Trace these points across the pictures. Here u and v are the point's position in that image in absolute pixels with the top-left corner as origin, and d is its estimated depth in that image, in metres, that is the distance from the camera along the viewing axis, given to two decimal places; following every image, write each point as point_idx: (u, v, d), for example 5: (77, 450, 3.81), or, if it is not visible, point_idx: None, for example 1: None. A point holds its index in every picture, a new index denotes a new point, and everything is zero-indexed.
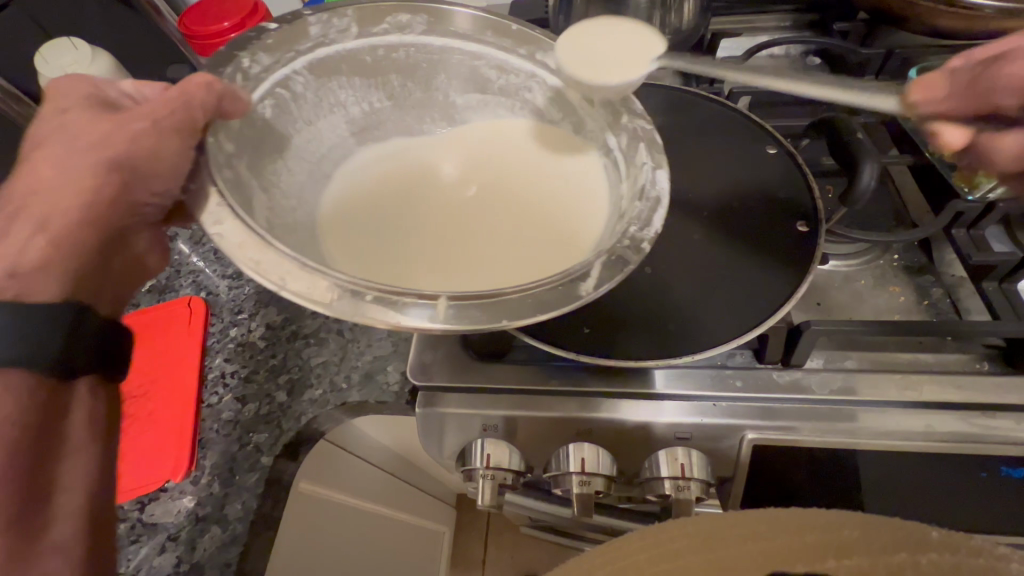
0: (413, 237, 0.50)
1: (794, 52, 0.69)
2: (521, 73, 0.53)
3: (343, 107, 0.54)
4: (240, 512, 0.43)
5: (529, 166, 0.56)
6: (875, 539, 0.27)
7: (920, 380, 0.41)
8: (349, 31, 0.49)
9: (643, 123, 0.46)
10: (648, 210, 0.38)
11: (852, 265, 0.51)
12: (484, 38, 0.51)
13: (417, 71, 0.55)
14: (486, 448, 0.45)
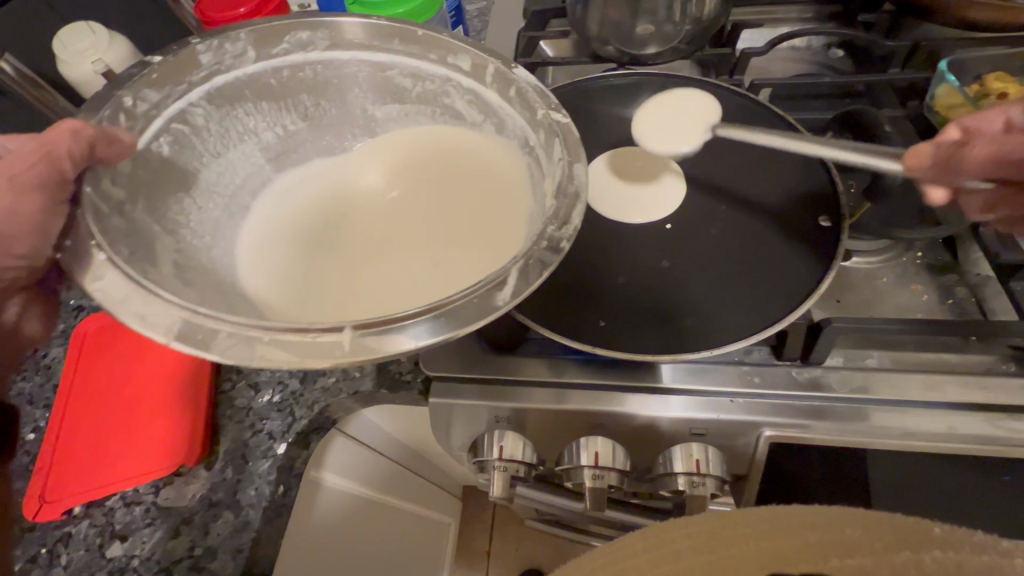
0: (350, 260, 0.51)
1: (816, 45, 0.67)
2: (436, 78, 0.51)
3: (255, 135, 0.55)
4: (253, 499, 0.43)
5: (457, 172, 0.56)
6: (880, 536, 0.23)
7: (942, 380, 0.41)
8: (245, 56, 0.48)
9: (558, 117, 0.42)
10: (566, 207, 0.35)
11: (873, 262, 0.50)
12: (391, 47, 0.49)
13: (328, 87, 0.54)
14: (500, 440, 0.45)
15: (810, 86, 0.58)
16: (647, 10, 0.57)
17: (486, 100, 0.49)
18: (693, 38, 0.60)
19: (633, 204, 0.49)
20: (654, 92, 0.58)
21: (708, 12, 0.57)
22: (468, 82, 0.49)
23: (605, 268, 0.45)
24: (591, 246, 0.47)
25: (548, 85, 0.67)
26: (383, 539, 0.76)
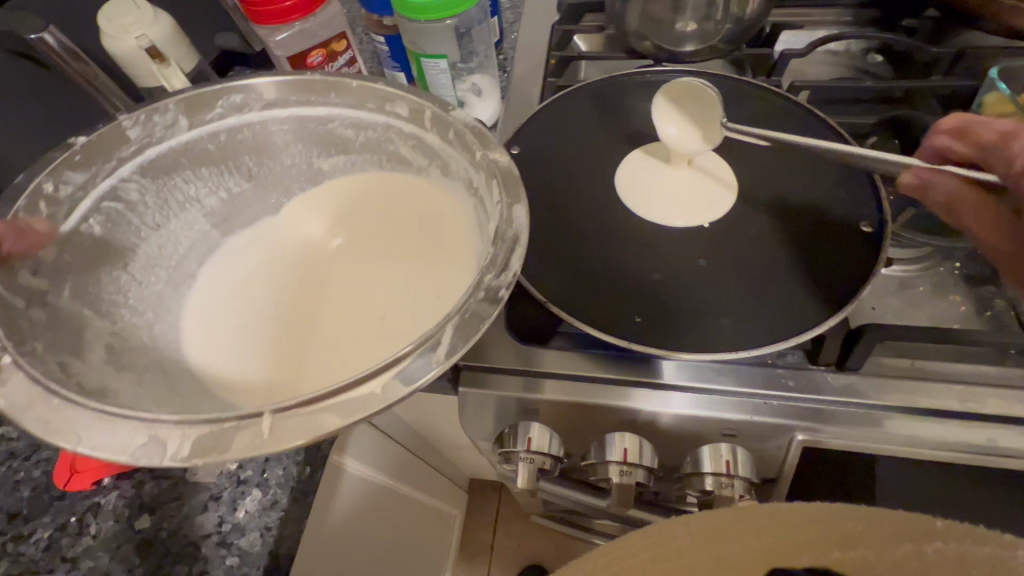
0: (291, 318, 0.50)
1: (854, 49, 0.66)
2: (376, 126, 0.50)
3: (197, 203, 0.55)
4: (281, 477, 0.43)
5: (402, 215, 0.55)
6: (872, 532, 0.34)
7: (982, 393, 0.40)
8: (177, 124, 0.48)
9: (496, 156, 0.42)
10: (505, 254, 0.35)
11: (910, 271, 0.49)
12: (328, 99, 0.49)
13: (266, 147, 0.54)
14: (529, 431, 0.45)
15: (849, 91, 0.57)
16: (688, 7, 0.56)
17: (429, 143, 0.49)
18: (732, 38, 0.59)
19: (677, 211, 0.48)
20: None
21: (750, 11, 0.57)
22: (409, 128, 0.49)
23: (640, 265, 0.45)
24: (625, 242, 0.46)
25: (581, 79, 0.67)
26: (394, 527, 0.76)
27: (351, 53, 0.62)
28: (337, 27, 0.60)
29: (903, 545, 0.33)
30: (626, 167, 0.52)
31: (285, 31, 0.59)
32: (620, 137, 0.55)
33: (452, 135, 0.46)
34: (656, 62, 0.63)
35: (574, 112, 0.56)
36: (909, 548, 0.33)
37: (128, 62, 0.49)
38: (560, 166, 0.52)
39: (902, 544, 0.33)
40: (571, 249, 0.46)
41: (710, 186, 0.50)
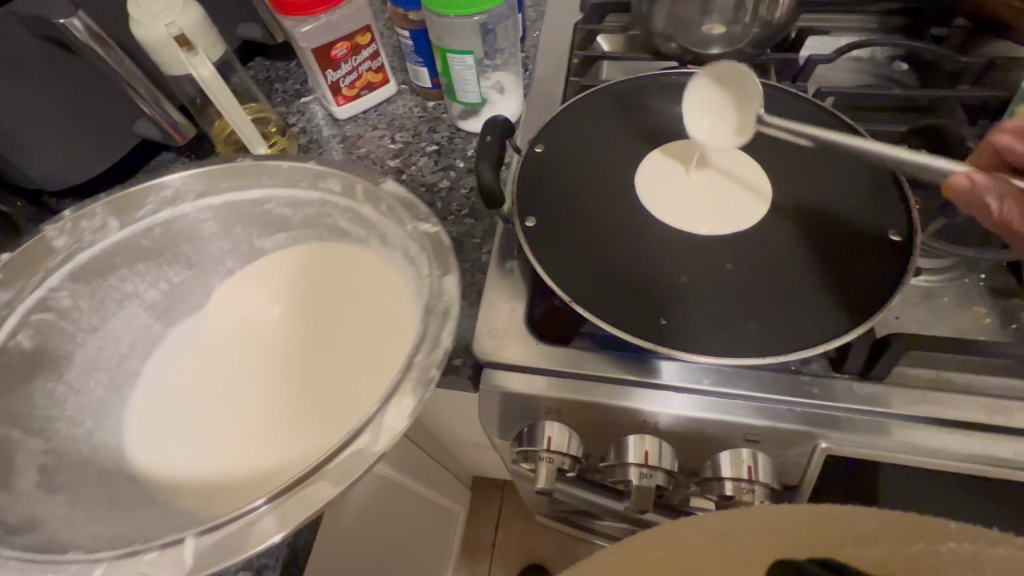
0: (244, 405, 0.50)
1: (880, 55, 0.66)
2: (312, 203, 0.53)
3: (138, 296, 0.55)
4: None
5: (336, 285, 0.55)
6: (894, 530, 0.36)
7: (1009, 406, 0.39)
8: (106, 227, 0.51)
9: (428, 228, 0.45)
10: (435, 328, 0.39)
11: (935, 281, 0.49)
12: (263, 182, 0.52)
13: (197, 235, 0.56)
14: (549, 430, 0.45)
15: (875, 98, 0.57)
16: (716, 10, 0.56)
17: (364, 215, 0.51)
18: (758, 41, 0.59)
19: (700, 216, 0.48)
20: None
21: (778, 16, 0.56)
22: (343, 202, 0.51)
23: (664, 268, 0.45)
24: (650, 245, 0.46)
25: (604, 79, 0.67)
26: (401, 522, 0.76)
27: (374, 47, 0.63)
28: (363, 21, 0.60)
29: (917, 543, 0.36)
30: (651, 167, 0.52)
31: (309, 24, 0.58)
32: (644, 137, 0.54)
33: (383, 203, 0.48)
34: (680, 65, 0.63)
35: (599, 112, 0.56)
36: (920, 546, 0.36)
37: (155, 49, 0.49)
38: (584, 166, 0.52)
39: (916, 542, 0.36)
40: (594, 249, 0.46)
41: (734, 192, 0.49)
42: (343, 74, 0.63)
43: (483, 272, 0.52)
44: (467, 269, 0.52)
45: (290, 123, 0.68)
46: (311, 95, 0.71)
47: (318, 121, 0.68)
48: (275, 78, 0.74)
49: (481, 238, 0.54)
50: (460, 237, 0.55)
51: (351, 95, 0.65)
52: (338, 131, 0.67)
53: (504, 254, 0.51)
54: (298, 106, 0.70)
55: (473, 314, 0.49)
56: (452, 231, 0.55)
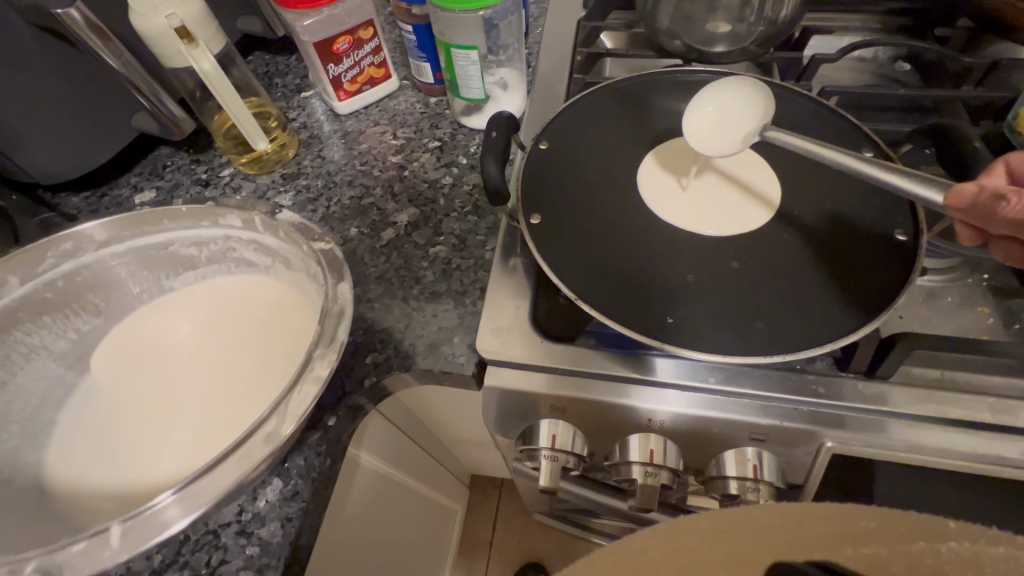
0: (166, 427, 0.48)
1: (882, 56, 0.66)
2: (217, 238, 0.53)
3: (45, 348, 0.51)
4: (302, 469, 0.42)
5: (218, 308, 0.55)
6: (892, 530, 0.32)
7: (1014, 405, 0.39)
8: (9, 282, 0.48)
9: (321, 246, 0.46)
10: (330, 327, 0.40)
11: (938, 281, 0.49)
12: (164, 226, 0.52)
13: (105, 283, 0.53)
14: (552, 429, 0.45)
15: (879, 98, 0.57)
16: (720, 9, 0.56)
17: (267, 245, 0.51)
18: (763, 40, 0.59)
19: (707, 213, 0.47)
20: None
21: (783, 15, 0.56)
22: (246, 234, 0.51)
23: (671, 266, 0.44)
24: (655, 243, 0.46)
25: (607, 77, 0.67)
26: (400, 519, 0.76)
27: (377, 40, 0.62)
28: (367, 15, 0.59)
29: (916, 542, 0.32)
30: (656, 164, 0.52)
31: (312, 17, 0.57)
32: (649, 135, 0.54)
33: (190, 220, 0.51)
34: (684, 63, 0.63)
35: (603, 110, 0.55)
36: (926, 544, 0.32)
37: (154, 40, 0.48)
38: (589, 163, 0.52)
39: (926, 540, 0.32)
40: (599, 248, 0.46)
41: (741, 192, 0.49)
42: (345, 69, 0.62)
43: (487, 270, 0.51)
44: (470, 267, 0.52)
45: (290, 118, 0.67)
46: (312, 90, 0.70)
47: (318, 116, 0.67)
48: (275, 73, 0.73)
49: (484, 235, 0.54)
50: (463, 235, 0.54)
51: (352, 90, 0.65)
52: (339, 127, 0.66)
53: (508, 252, 0.51)
54: (299, 101, 0.69)
55: (477, 312, 0.49)
56: (455, 228, 0.55)
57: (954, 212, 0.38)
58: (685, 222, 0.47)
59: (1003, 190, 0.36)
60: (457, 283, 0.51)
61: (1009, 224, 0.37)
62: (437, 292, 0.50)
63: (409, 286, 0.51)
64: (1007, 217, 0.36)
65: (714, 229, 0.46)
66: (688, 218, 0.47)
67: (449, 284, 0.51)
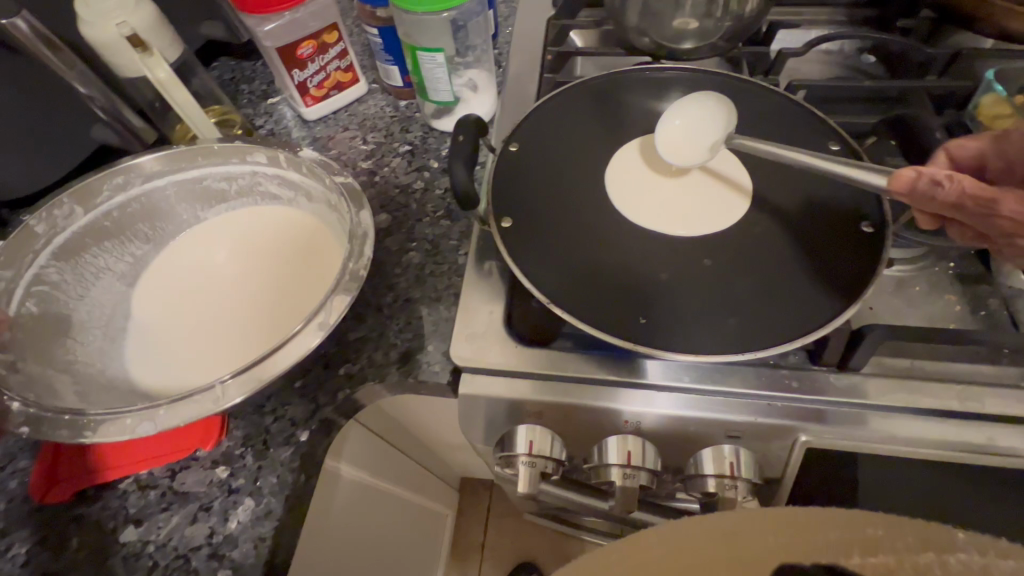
0: (216, 331, 0.52)
1: (848, 48, 0.66)
2: (244, 174, 0.57)
3: (107, 269, 0.57)
4: (275, 486, 0.41)
5: (256, 233, 0.59)
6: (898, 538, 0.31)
7: (983, 392, 0.40)
8: (75, 214, 0.52)
9: (341, 180, 0.50)
10: (359, 246, 0.44)
11: (907, 271, 0.49)
12: (196, 164, 0.56)
13: (157, 212, 0.58)
14: (528, 435, 0.45)
15: (846, 90, 0.57)
16: None
17: (289, 179, 0.55)
18: (731, 36, 0.59)
19: (684, 212, 0.47)
20: (689, 87, 0.57)
21: (749, 9, 0.56)
22: (272, 170, 0.55)
23: (643, 265, 0.44)
24: (627, 242, 0.46)
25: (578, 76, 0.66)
26: (386, 527, 0.75)
27: (343, 45, 0.61)
28: (330, 19, 0.58)
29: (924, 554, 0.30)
30: (627, 162, 0.51)
31: (275, 21, 0.56)
32: (620, 133, 0.54)
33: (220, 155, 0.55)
34: (654, 60, 0.63)
35: (573, 109, 0.55)
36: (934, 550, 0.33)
37: (107, 50, 0.46)
38: (559, 164, 0.51)
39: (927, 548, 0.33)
40: (571, 249, 0.45)
41: (717, 188, 0.49)
42: (311, 74, 0.61)
43: (460, 274, 0.51)
44: (443, 273, 0.51)
45: (257, 125, 0.66)
46: (279, 96, 0.68)
47: (286, 122, 0.66)
48: (241, 78, 0.71)
49: (457, 240, 0.53)
50: (435, 240, 0.53)
51: (319, 96, 0.63)
52: (308, 133, 0.65)
53: (481, 255, 0.50)
54: (266, 108, 0.68)
55: (451, 317, 0.48)
56: (427, 233, 0.54)
57: (900, 197, 0.37)
58: (658, 223, 0.47)
59: (940, 174, 0.36)
60: (430, 289, 0.50)
61: (950, 209, 0.36)
62: (410, 299, 0.50)
63: (381, 293, 0.50)
64: (948, 201, 0.35)
65: (690, 229, 0.46)
66: (664, 220, 0.47)
67: (422, 290, 0.50)
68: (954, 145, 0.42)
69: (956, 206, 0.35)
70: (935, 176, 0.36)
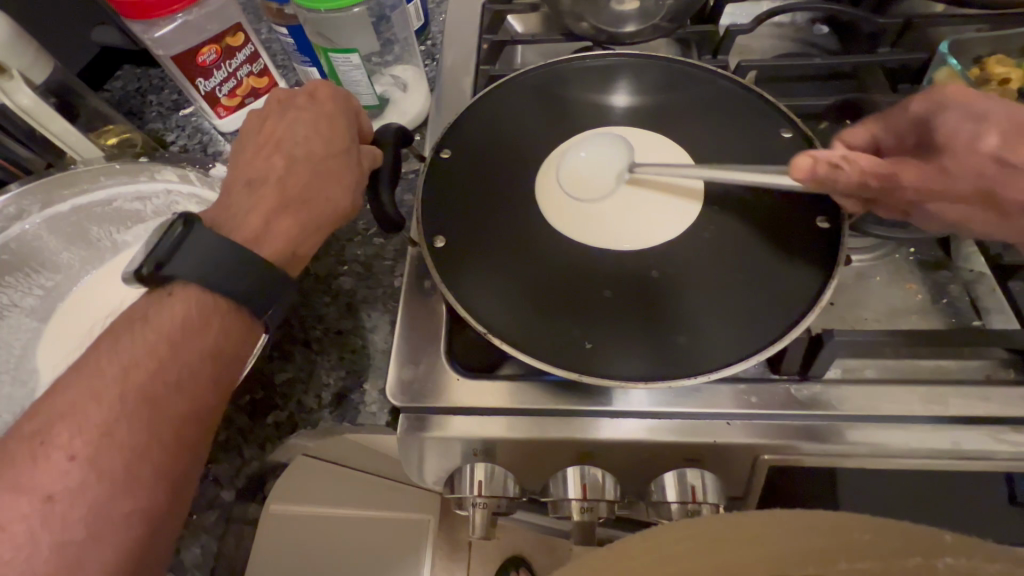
0: None
1: (800, 20, 0.63)
2: (157, 194, 0.49)
3: (14, 306, 0.47)
4: (199, 557, 0.39)
5: None
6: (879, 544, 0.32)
7: (946, 392, 0.38)
8: None
9: None
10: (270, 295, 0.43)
11: (866, 261, 0.47)
12: (101, 184, 0.49)
13: (49, 244, 0.48)
14: (477, 474, 0.42)
15: (795, 68, 0.54)
16: None
17: (208, 197, 0.48)
18: (675, 15, 0.55)
19: (625, 223, 0.43)
20: (631, 74, 0.52)
21: None
22: (186, 188, 0.48)
23: (589, 280, 0.41)
24: (575, 255, 0.42)
25: (518, 66, 0.61)
26: (354, 553, 0.72)
27: (252, 46, 0.54)
28: (232, 19, 0.51)
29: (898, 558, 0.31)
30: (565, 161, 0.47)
31: (165, 26, 0.50)
32: (562, 129, 0.49)
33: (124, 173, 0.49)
34: (595, 45, 0.58)
35: (510, 107, 0.50)
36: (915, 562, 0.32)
37: None
38: (497, 171, 0.47)
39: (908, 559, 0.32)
40: (511, 266, 0.42)
41: (665, 196, 0.44)
42: (219, 82, 0.54)
43: (396, 299, 0.47)
44: (377, 298, 0.47)
45: (169, 142, 0.59)
46: (191, 106, 0.61)
47: (201, 134, 0.60)
48: (148, 88, 0.64)
49: (392, 259, 0.49)
50: (368, 261, 0.49)
51: (233, 105, 0.57)
52: (224, 147, 0.59)
53: (417, 277, 0.46)
54: (177, 120, 0.61)
55: (388, 349, 0.44)
56: (359, 254, 0.49)
57: (809, 183, 0.39)
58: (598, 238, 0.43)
59: (834, 159, 0.38)
60: (364, 318, 0.46)
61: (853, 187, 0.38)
62: (343, 330, 0.45)
63: (311, 326, 0.46)
64: (850, 180, 0.38)
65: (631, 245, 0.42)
66: (600, 234, 0.43)
67: (356, 321, 0.46)
68: (846, 135, 0.43)
69: (860, 184, 0.38)
70: (831, 159, 0.38)
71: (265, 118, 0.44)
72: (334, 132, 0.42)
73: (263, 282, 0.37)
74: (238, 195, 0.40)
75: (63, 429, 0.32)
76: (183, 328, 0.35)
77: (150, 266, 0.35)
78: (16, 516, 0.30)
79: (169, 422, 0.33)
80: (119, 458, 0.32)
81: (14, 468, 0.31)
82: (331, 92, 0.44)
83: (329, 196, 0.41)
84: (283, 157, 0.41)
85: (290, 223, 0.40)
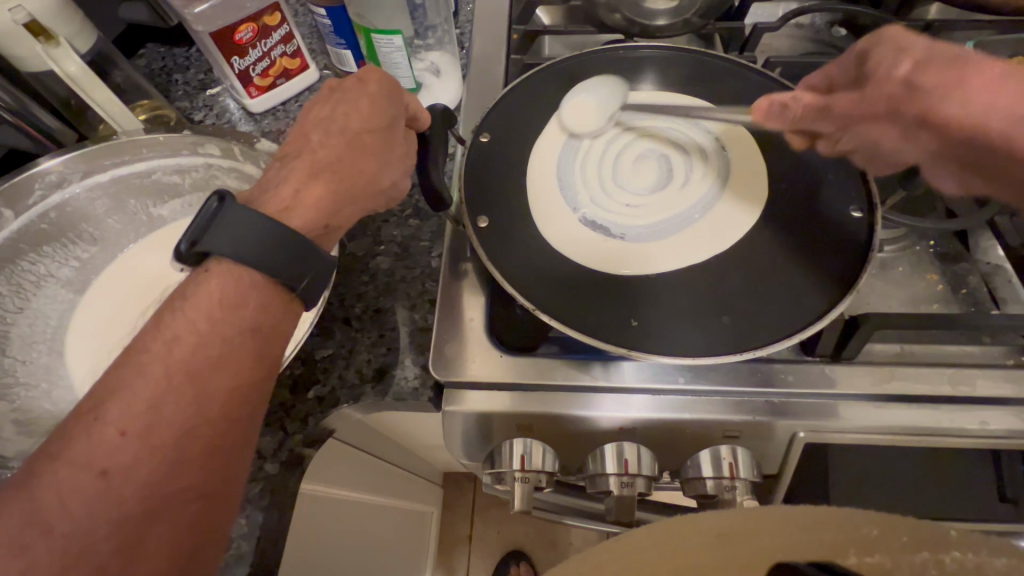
0: None
1: (818, 21, 0.64)
2: (197, 167, 0.50)
3: (50, 277, 0.48)
4: (245, 528, 0.39)
5: None
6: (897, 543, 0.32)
7: (973, 374, 0.40)
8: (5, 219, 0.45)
9: None
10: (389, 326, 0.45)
11: (890, 252, 0.49)
12: (142, 155, 0.48)
13: (88, 216, 0.49)
14: (519, 449, 0.43)
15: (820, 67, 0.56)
16: None
17: (247, 171, 0.49)
18: (705, 11, 0.56)
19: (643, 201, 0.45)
20: (661, 67, 0.53)
21: None
22: (227, 163, 0.49)
23: (629, 261, 0.42)
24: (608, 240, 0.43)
25: (546, 56, 0.62)
26: (371, 536, 0.73)
27: (287, 26, 0.54)
28: None
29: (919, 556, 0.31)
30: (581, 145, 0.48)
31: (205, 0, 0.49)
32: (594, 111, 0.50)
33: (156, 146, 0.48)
34: (626, 38, 0.59)
35: (546, 94, 0.51)
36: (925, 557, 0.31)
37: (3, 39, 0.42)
38: (535, 155, 0.48)
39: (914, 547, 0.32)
40: (550, 246, 0.43)
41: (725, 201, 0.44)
42: (253, 61, 0.54)
43: (435, 279, 0.47)
44: (416, 278, 0.47)
45: (197, 120, 0.59)
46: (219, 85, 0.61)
47: (230, 114, 0.60)
48: (174, 67, 0.63)
49: (429, 240, 0.49)
50: (405, 241, 0.49)
51: (266, 85, 0.57)
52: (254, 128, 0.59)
53: (455, 258, 0.47)
54: (205, 99, 0.61)
55: (426, 328, 0.45)
56: (396, 234, 0.50)
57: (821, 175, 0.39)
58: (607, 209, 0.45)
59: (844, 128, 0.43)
60: (403, 297, 0.46)
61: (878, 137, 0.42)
62: (381, 309, 0.46)
63: (350, 304, 0.46)
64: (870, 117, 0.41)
65: (644, 236, 0.43)
66: (612, 209, 0.45)
67: (394, 300, 0.46)
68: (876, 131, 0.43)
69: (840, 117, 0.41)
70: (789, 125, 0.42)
71: (313, 101, 0.44)
72: (375, 112, 0.42)
73: (296, 246, 0.36)
74: (271, 172, 0.41)
75: (113, 406, 0.32)
76: (222, 304, 0.35)
77: (186, 243, 0.34)
78: (71, 492, 0.30)
79: (214, 398, 0.34)
80: (167, 434, 0.32)
81: (67, 444, 0.31)
82: (378, 74, 0.44)
83: (368, 177, 0.42)
84: (319, 134, 0.42)
85: (320, 194, 0.39)
